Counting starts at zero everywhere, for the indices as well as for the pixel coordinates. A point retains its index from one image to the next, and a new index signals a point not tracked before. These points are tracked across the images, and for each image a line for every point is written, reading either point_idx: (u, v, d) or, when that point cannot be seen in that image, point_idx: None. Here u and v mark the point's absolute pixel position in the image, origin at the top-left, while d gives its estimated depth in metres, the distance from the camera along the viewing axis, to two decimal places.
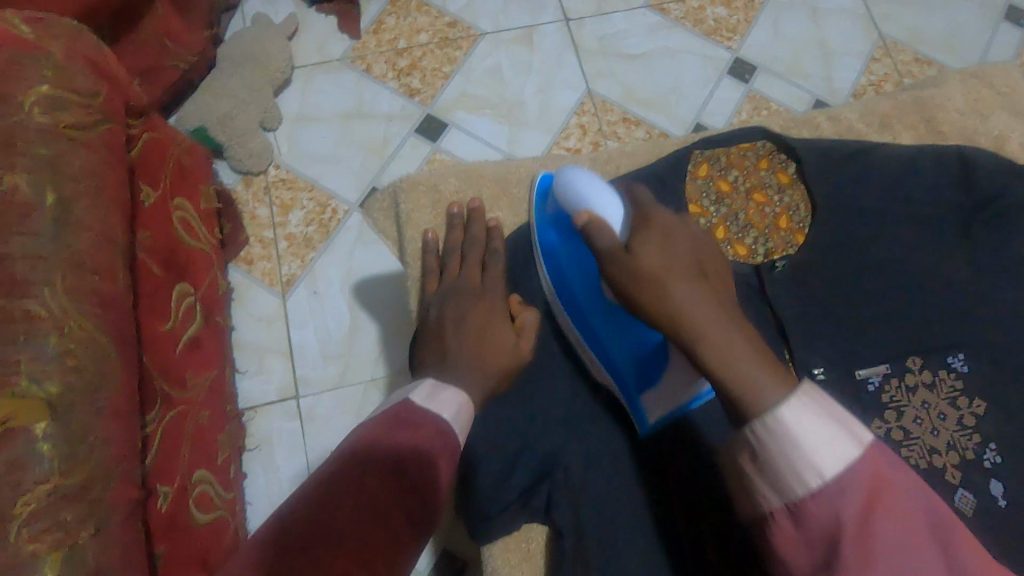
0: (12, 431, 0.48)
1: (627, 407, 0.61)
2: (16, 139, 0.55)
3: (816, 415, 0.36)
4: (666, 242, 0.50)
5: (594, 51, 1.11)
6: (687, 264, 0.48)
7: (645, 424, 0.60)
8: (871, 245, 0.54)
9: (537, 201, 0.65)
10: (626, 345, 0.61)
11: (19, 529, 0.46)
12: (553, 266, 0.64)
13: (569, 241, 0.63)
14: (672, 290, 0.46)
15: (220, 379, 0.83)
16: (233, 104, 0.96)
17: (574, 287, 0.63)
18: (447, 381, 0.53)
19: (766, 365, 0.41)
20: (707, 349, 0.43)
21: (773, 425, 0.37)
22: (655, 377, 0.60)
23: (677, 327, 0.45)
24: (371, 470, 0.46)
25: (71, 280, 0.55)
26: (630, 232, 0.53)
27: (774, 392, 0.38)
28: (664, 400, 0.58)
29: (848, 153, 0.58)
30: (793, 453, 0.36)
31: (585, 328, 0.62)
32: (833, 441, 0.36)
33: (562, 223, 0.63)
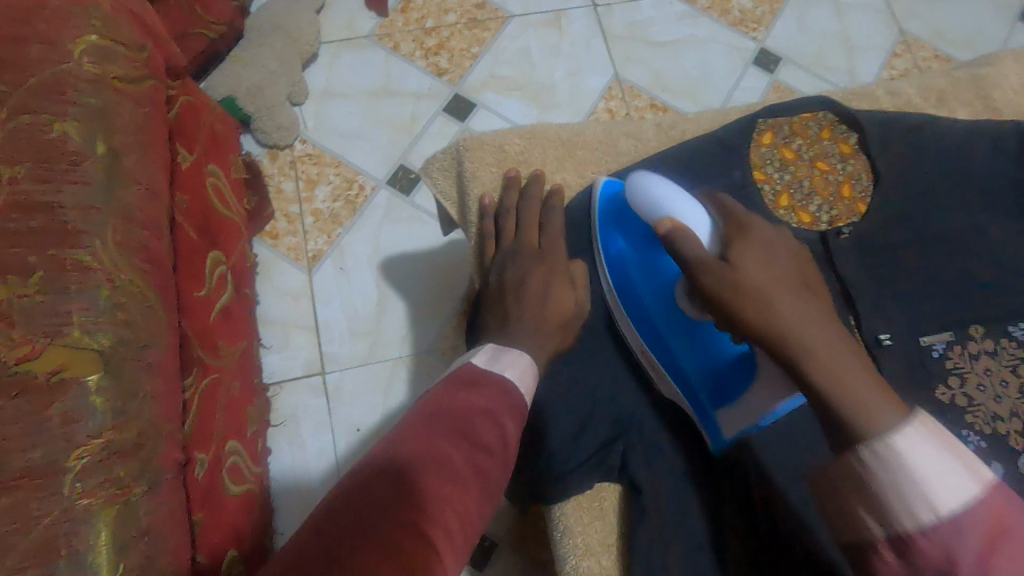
0: (64, 381, 0.46)
1: (700, 425, 0.58)
2: (67, 86, 0.53)
3: (930, 446, 0.36)
4: (771, 255, 0.48)
5: (622, 37, 1.12)
6: (793, 279, 0.47)
7: (720, 440, 0.57)
8: (931, 217, 0.54)
9: (603, 202, 0.63)
10: (697, 358, 0.59)
11: (73, 483, 0.45)
12: (620, 273, 0.62)
13: (640, 248, 0.62)
14: (781, 305, 0.45)
15: (248, 351, 0.81)
16: (262, 76, 0.94)
17: (643, 294, 0.61)
18: (508, 345, 0.53)
19: (881, 390, 0.40)
20: (818, 368, 0.42)
21: (885, 454, 0.37)
22: (733, 391, 0.57)
23: (786, 343, 0.44)
24: (441, 430, 0.45)
25: (121, 233, 0.53)
26: (723, 241, 0.51)
27: (889, 416, 0.38)
28: (743, 417, 0.55)
29: (912, 124, 0.57)
30: (906, 485, 0.36)
31: (655, 339, 0.60)
32: (950, 479, 0.36)
33: (632, 229, 0.62)
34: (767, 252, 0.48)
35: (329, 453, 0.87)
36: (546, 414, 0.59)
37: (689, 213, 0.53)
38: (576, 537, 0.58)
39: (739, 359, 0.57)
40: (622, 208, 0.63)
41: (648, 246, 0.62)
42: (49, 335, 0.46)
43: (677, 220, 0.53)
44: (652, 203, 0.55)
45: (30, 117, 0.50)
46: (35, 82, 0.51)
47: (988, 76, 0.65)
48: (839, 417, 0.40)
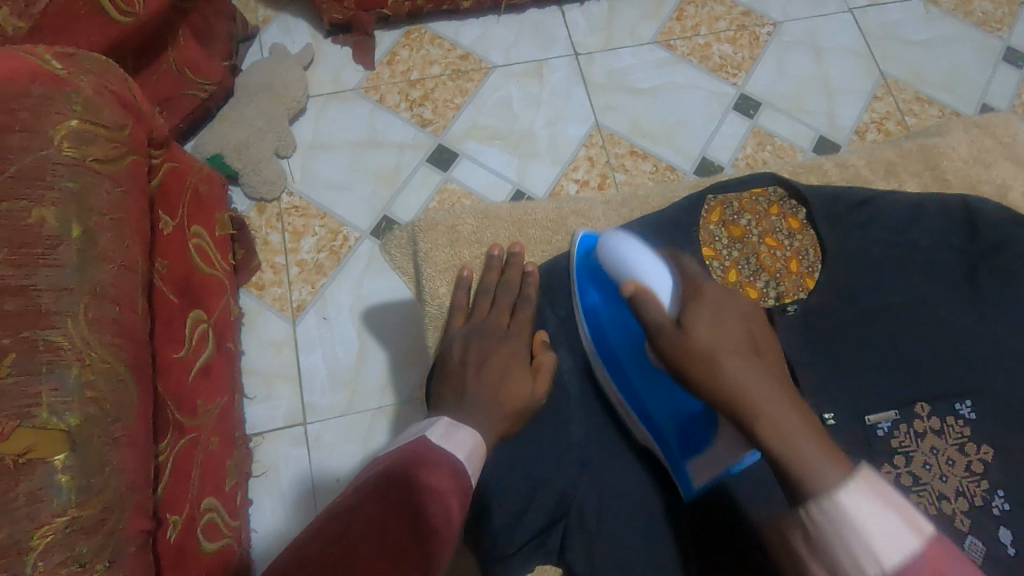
0: (31, 462, 0.49)
1: (672, 473, 0.63)
2: (45, 172, 0.56)
3: (869, 502, 0.39)
4: (720, 321, 0.53)
5: (602, 84, 1.14)
6: (738, 340, 0.51)
7: (689, 488, 0.61)
8: (876, 289, 0.59)
9: (580, 259, 0.70)
10: (667, 407, 0.65)
11: (35, 563, 0.47)
12: (594, 323, 0.69)
13: (611, 301, 0.69)
14: (729, 368, 0.49)
15: (230, 405, 0.84)
16: (248, 133, 0.98)
17: (612, 341, 0.68)
18: (462, 422, 0.54)
19: (823, 445, 0.43)
20: (760, 423, 0.46)
21: (828, 507, 0.40)
22: (699, 442, 0.63)
23: (729, 399, 0.48)
24: (385, 500, 0.46)
25: (93, 311, 0.56)
26: (682, 300, 0.56)
27: (831, 469, 0.41)
28: (710, 467, 0.60)
29: (860, 200, 0.63)
30: (851, 541, 0.38)
31: (626, 387, 0.66)
32: (889, 529, 0.38)
33: (603, 283, 0.69)
34: (714, 314, 0.53)
35: (309, 503, 0.89)
36: (507, 487, 0.62)
37: (651, 274, 0.60)
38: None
39: (705, 411, 0.63)
40: (594, 265, 0.69)
41: (618, 299, 0.68)
42: (19, 417, 0.49)
43: (641, 284, 0.58)
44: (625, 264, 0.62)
45: (9, 205, 0.53)
46: (15, 171, 0.55)
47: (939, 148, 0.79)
48: (787, 475, 0.43)
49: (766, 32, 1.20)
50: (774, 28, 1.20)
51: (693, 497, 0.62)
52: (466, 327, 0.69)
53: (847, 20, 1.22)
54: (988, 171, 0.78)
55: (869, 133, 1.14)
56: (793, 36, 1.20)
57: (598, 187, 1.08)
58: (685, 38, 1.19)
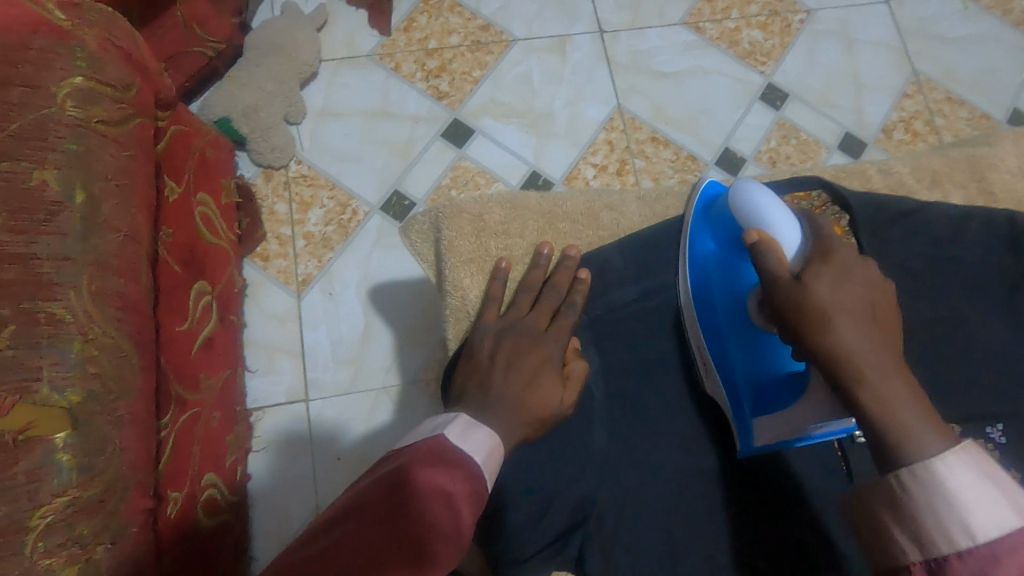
0: (30, 440, 0.46)
1: (734, 426, 0.63)
2: (47, 133, 0.53)
3: (970, 472, 0.38)
4: (843, 276, 0.49)
5: (627, 65, 1.10)
6: (860, 304, 0.47)
7: (749, 446, 0.62)
8: (910, 306, 0.56)
9: (700, 207, 0.71)
10: (750, 365, 0.65)
11: (34, 543, 0.45)
12: (700, 269, 0.69)
13: (725, 249, 0.68)
14: (839, 327, 0.46)
15: (232, 379, 0.82)
16: (258, 96, 0.93)
17: (714, 294, 0.67)
18: (480, 420, 0.52)
19: (929, 417, 0.41)
20: (865, 391, 0.43)
21: (921, 473, 0.39)
22: (776, 404, 0.63)
23: (836, 364, 0.45)
24: (392, 507, 0.44)
25: (96, 283, 0.53)
26: (806, 260, 0.52)
27: (931, 441, 0.40)
28: (778, 430, 0.60)
29: (903, 211, 0.60)
30: (940, 506, 0.38)
31: (716, 339, 0.66)
32: (987, 503, 0.37)
33: (724, 231, 0.68)
34: (841, 271, 0.49)
35: (308, 482, 0.88)
36: None
37: (784, 226, 0.57)
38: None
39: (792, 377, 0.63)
40: (717, 215, 0.69)
41: (733, 248, 0.67)
42: (17, 394, 0.46)
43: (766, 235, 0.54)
44: (755, 214, 0.60)
45: (8, 166, 0.50)
46: (16, 128, 0.51)
47: (983, 158, 0.73)
48: (877, 437, 0.42)
49: (799, 19, 1.16)
50: (806, 15, 1.16)
51: (749, 455, 0.62)
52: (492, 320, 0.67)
53: (883, 11, 1.17)
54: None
55: (896, 132, 1.11)
56: (826, 25, 1.16)
57: (616, 172, 1.05)
58: (714, 21, 1.14)
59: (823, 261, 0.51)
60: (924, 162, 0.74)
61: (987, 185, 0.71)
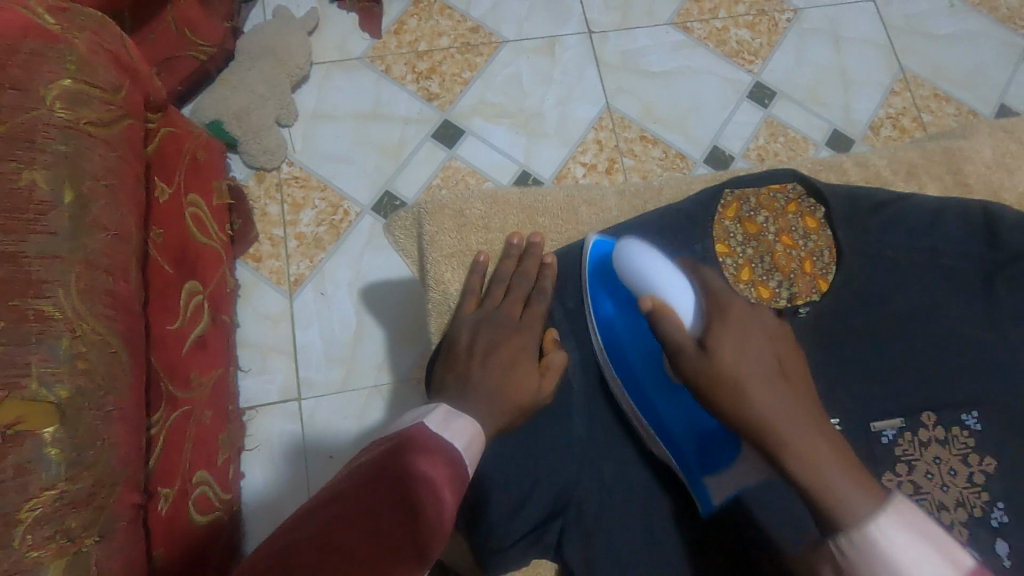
0: (19, 434, 0.47)
1: (690, 489, 0.60)
2: (36, 134, 0.54)
3: (906, 535, 0.38)
4: (742, 338, 0.49)
5: (615, 65, 1.11)
6: (767, 368, 0.48)
7: (709, 505, 0.59)
8: (884, 301, 0.55)
9: (593, 263, 0.68)
10: (683, 419, 0.63)
11: (23, 535, 0.46)
12: (609, 334, 0.67)
13: (626, 309, 0.67)
14: (750, 397, 0.46)
15: (223, 378, 0.82)
16: (249, 99, 0.94)
17: (632, 359, 0.66)
18: (460, 410, 0.53)
19: (855, 478, 0.42)
20: (795, 466, 0.43)
21: (858, 540, 0.39)
22: (719, 460, 0.60)
23: (758, 437, 0.45)
24: (377, 491, 0.44)
25: (85, 281, 0.54)
26: (705, 318, 0.52)
27: (863, 504, 0.40)
28: (732, 485, 0.58)
29: (876, 203, 0.59)
30: (882, 574, 0.38)
31: (645, 402, 0.64)
32: (928, 566, 0.37)
33: (618, 292, 0.67)
34: (739, 335, 0.49)
35: (301, 480, 0.89)
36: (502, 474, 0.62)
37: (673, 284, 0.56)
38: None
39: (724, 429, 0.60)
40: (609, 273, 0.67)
41: (633, 307, 0.67)
42: (7, 388, 0.47)
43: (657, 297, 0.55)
44: (642, 279, 0.58)
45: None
46: (6, 129, 0.52)
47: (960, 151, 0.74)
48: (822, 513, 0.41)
49: (786, 19, 1.17)
50: (794, 14, 1.17)
51: (711, 513, 0.59)
52: (474, 313, 0.67)
53: (869, 9, 1.18)
54: (1012, 178, 0.72)
55: (884, 128, 1.12)
56: (813, 23, 1.17)
57: (606, 171, 1.06)
58: (702, 21, 1.15)
59: (720, 318, 0.51)
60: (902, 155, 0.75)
61: (962, 177, 0.73)
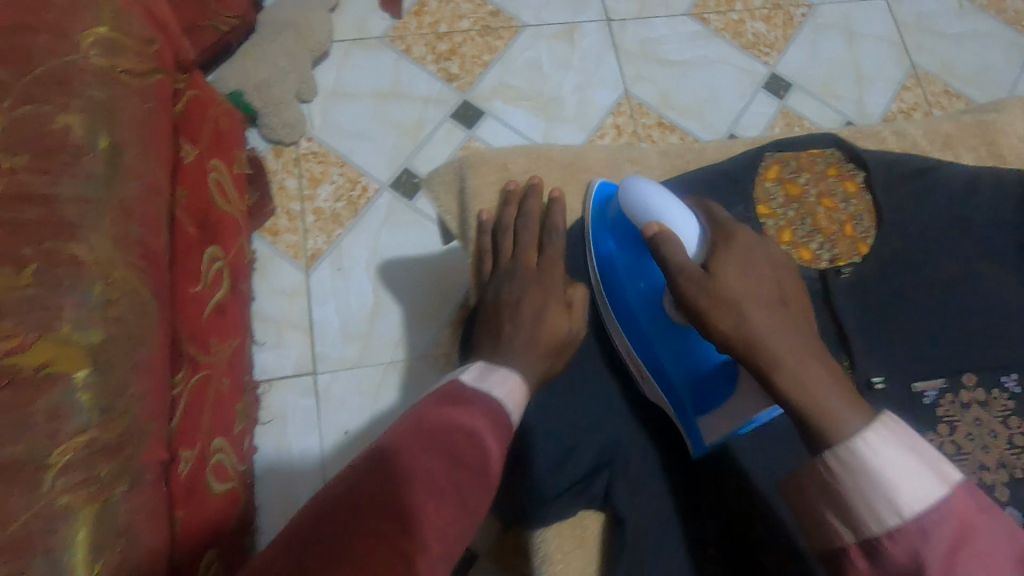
0: (51, 377, 0.46)
1: (682, 428, 0.59)
2: (72, 78, 0.53)
3: (894, 449, 0.38)
4: (745, 262, 0.49)
5: (634, 52, 1.12)
6: (769, 290, 0.48)
7: (700, 445, 0.58)
8: (926, 261, 0.53)
9: (595, 211, 0.66)
10: (683, 361, 0.61)
11: (54, 479, 0.44)
12: (608, 268, 0.65)
13: (628, 246, 0.64)
14: (752, 317, 0.46)
15: (241, 348, 0.81)
16: (271, 72, 0.93)
17: (629, 294, 0.63)
18: (497, 363, 0.53)
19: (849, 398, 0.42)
20: (784, 378, 0.44)
21: (846, 455, 0.40)
22: (717, 397, 0.59)
23: (749, 349, 0.46)
24: (421, 444, 0.43)
25: (118, 230, 0.53)
26: (707, 248, 0.52)
27: (854, 421, 0.40)
28: (726, 421, 0.57)
29: (916, 168, 0.57)
30: (868, 485, 0.38)
31: (642, 343, 0.62)
32: (911, 476, 0.38)
33: (621, 229, 0.64)
34: (743, 260, 0.49)
35: (316, 456, 0.87)
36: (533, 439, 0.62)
37: (677, 218, 0.54)
38: (556, 564, 0.61)
39: (723, 368, 0.59)
40: (614, 210, 0.64)
41: (636, 243, 0.63)
42: (38, 330, 0.46)
43: (665, 226, 0.54)
44: (642, 207, 0.57)
45: (34, 107, 0.50)
46: (41, 73, 0.51)
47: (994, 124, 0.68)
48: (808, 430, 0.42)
49: (801, 13, 1.18)
50: (808, 9, 1.19)
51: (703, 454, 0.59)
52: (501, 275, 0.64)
53: (881, 7, 1.20)
54: None
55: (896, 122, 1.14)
56: (827, 18, 1.19)
57: None
58: (719, 13, 1.16)
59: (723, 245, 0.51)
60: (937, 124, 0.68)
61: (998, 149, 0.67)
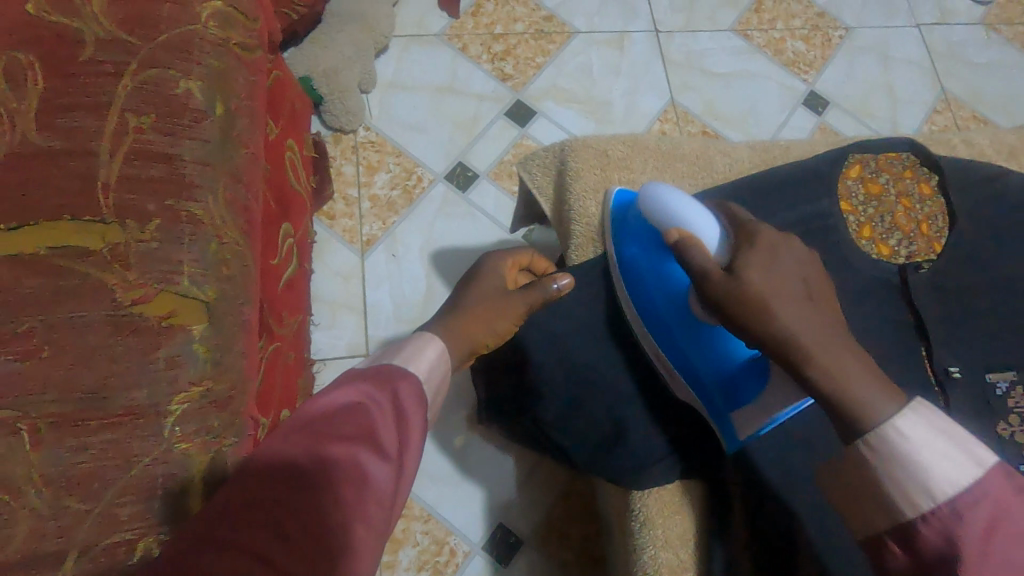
0: (171, 327, 0.48)
1: (718, 428, 0.62)
2: (192, 47, 0.55)
3: (923, 431, 0.38)
4: (771, 258, 0.50)
5: (680, 63, 1.16)
6: (795, 286, 0.48)
7: (734, 439, 0.61)
8: (998, 264, 0.57)
9: (617, 210, 0.66)
10: (709, 359, 0.62)
11: (172, 427, 0.46)
12: (633, 275, 0.65)
13: (652, 252, 0.64)
14: (779, 313, 0.46)
15: (303, 325, 0.82)
16: (338, 59, 0.95)
17: (653, 300, 0.64)
18: (413, 336, 0.51)
19: (879, 384, 0.41)
20: (818, 373, 0.43)
21: (878, 444, 0.39)
22: (747, 392, 0.60)
23: (785, 348, 0.46)
24: (294, 433, 0.40)
25: (230, 193, 0.54)
26: (733, 249, 0.54)
27: (886, 406, 0.40)
28: (755, 420, 0.59)
29: (990, 174, 0.60)
30: (901, 471, 0.38)
31: (668, 342, 0.63)
32: (943, 457, 0.37)
33: (645, 235, 0.65)
34: (768, 257, 0.50)
35: None
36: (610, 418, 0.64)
37: (700, 221, 0.57)
38: (658, 528, 0.63)
39: (751, 363, 0.60)
40: (632, 216, 0.66)
41: (660, 249, 0.64)
42: (161, 282, 0.48)
43: (687, 231, 0.57)
44: (667, 211, 0.60)
45: (158, 72, 0.53)
46: (164, 40, 0.54)
47: None
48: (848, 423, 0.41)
49: (839, 35, 1.23)
50: (846, 32, 1.24)
51: (738, 448, 0.61)
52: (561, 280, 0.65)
53: (914, 34, 1.26)
54: None
55: None
56: (863, 42, 1.24)
57: None
58: (762, 30, 1.21)
59: (749, 245, 0.52)
60: (1002, 136, 0.71)
61: None
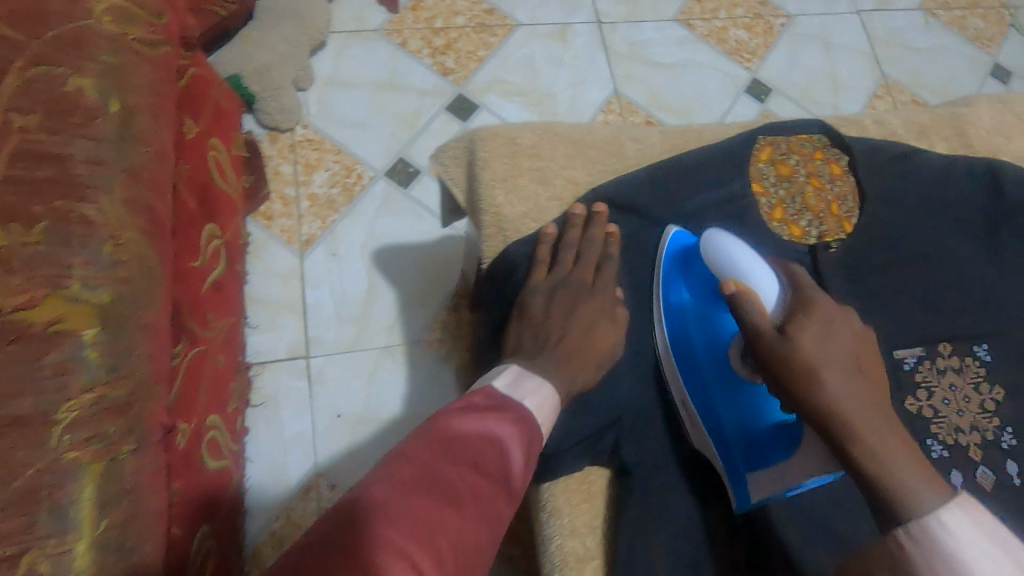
0: (60, 333, 0.46)
1: (729, 483, 0.58)
2: (85, 43, 0.53)
3: (969, 528, 0.36)
4: (827, 329, 0.49)
5: (623, 54, 1.16)
6: (846, 359, 0.48)
7: (745, 501, 0.57)
8: (901, 244, 0.59)
9: (673, 249, 0.61)
10: (739, 417, 0.59)
11: (61, 436, 0.44)
12: (679, 325, 0.61)
13: (705, 300, 0.60)
14: (824, 382, 0.47)
15: (235, 328, 0.81)
16: (270, 57, 0.93)
17: (697, 350, 0.60)
18: (530, 372, 0.54)
19: (925, 476, 0.41)
20: (858, 446, 0.44)
21: (919, 534, 0.38)
22: (768, 455, 0.57)
23: (826, 421, 0.46)
24: (446, 453, 0.44)
25: (128, 191, 0.54)
26: (788, 310, 0.52)
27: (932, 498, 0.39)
28: (773, 484, 0.55)
29: (897, 154, 0.62)
30: (942, 567, 0.36)
31: (703, 398, 0.59)
32: (992, 560, 0.35)
33: (700, 279, 0.60)
34: (823, 327, 0.49)
35: (307, 439, 0.87)
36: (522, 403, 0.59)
37: (758, 277, 0.54)
38: (564, 518, 0.60)
39: (781, 429, 0.57)
40: (693, 257, 0.61)
41: (713, 298, 0.60)
42: (50, 286, 0.46)
43: (744, 284, 0.53)
44: (725, 262, 0.55)
45: (46, 69, 0.50)
46: (55, 35, 0.51)
47: (966, 117, 0.72)
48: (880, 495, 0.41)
49: (780, 23, 1.24)
50: (788, 19, 1.25)
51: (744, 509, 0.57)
52: (550, 279, 0.63)
53: (855, 20, 1.27)
54: (1010, 144, 0.71)
55: None
56: (805, 29, 1.25)
57: None
58: (705, 19, 1.21)
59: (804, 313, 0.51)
60: (914, 115, 0.72)
61: (968, 139, 0.71)
